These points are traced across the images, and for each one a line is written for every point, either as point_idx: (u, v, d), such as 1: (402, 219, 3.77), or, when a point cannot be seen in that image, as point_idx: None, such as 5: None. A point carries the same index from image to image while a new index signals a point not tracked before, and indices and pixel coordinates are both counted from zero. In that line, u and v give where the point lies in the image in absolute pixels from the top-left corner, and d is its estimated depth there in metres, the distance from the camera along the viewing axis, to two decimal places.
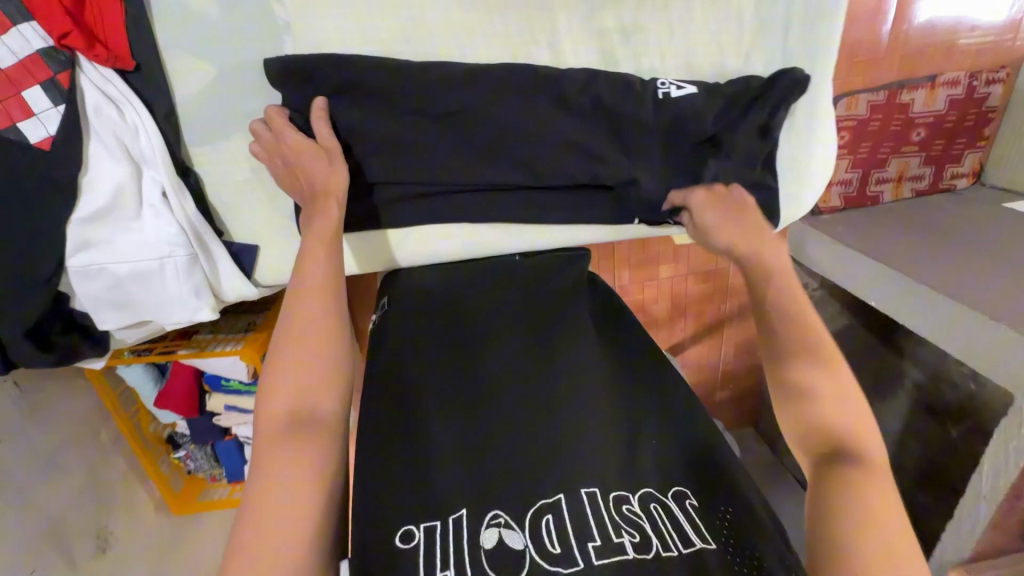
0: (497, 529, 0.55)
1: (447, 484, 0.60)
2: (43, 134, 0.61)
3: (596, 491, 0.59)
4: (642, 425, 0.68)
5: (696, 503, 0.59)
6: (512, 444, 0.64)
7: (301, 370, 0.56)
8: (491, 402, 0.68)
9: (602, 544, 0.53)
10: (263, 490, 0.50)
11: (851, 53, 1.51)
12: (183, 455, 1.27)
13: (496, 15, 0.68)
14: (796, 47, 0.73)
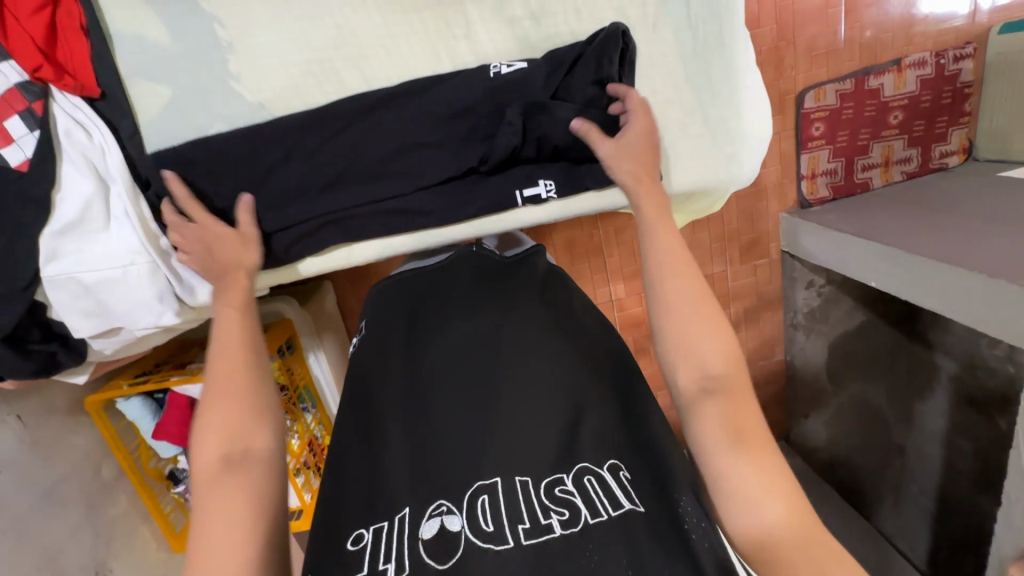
0: (438, 518, 0.53)
1: (390, 475, 0.58)
2: (22, 157, 0.70)
3: (532, 478, 0.56)
4: (591, 400, 0.63)
5: (628, 475, 0.57)
6: (457, 431, 0.61)
7: (225, 415, 0.55)
8: (435, 393, 0.65)
9: (529, 527, 0.51)
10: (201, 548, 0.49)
11: (810, 47, 1.55)
12: (183, 490, 1.28)
13: (413, 14, 0.75)
14: (701, 11, 0.78)
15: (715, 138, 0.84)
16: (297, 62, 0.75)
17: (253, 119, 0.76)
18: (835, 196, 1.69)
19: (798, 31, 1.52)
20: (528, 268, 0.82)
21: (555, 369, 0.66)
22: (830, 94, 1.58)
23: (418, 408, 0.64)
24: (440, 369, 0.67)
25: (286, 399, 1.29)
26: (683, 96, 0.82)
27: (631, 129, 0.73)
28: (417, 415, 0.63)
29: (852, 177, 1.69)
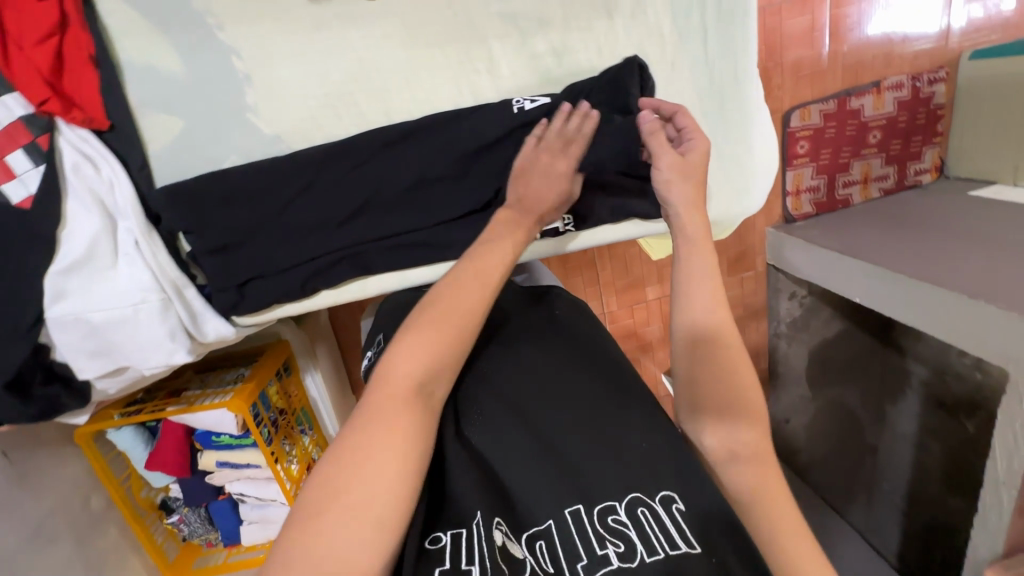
0: (501, 537, 0.50)
1: (459, 484, 0.54)
2: (25, 194, 0.67)
3: (586, 505, 0.53)
4: (633, 418, 0.58)
5: (684, 507, 0.52)
6: (518, 451, 0.57)
7: (430, 348, 0.55)
8: (489, 410, 0.61)
9: (587, 562, 0.49)
10: (352, 462, 0.47)
11: (797, 69, 1.60)
12: (177, 520, 1.24)
13: (436, 49, 0.75)
14: (717, 50, 0.80)
15: (728, 171, 0.86)
16: (315, 95, 0.74)
17: (270, 153, 0.75)
18: (818, 212, 1.76)
19: (785, 52, 1.56)
20: (563, 297, 0.79)
21: (599, 388, 0.62)
22: (815, 113, 1.64)
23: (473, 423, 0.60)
24: (490, 386, 0.64)
25: (285, 424, 1.26)
26: (698, 131, 0.84)
27: (693, 149, 0.67)
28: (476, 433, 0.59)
29: (834, 194, 1.75)
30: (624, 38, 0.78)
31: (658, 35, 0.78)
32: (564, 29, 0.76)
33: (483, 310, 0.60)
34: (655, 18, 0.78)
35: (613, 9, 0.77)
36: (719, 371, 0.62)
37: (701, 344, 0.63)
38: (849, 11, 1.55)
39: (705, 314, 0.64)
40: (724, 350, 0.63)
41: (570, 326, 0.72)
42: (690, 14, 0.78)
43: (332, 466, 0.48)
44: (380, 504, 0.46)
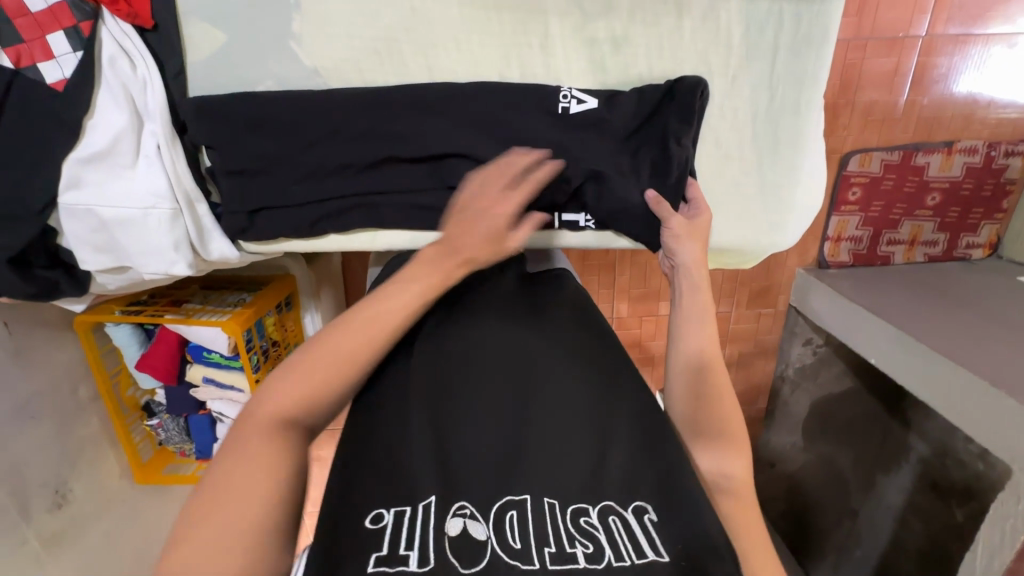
0: (462, 519, 0.47)
1: (414, 466, 0.51)
2: (59, 76, 0.67)
3: (559, 500, 0.50)
4: (613, 436, 0.56)
5: (655, 519, 0.49)
6: (480, 443, 0.54)
7: (328, 378, 0.53)
8: (460, 394, 0.58)
9: (556, 552, 0.46)
10: (216, 495, 0.45)
11: (868, 110, 1.52)
12: (155, 424, 1.27)
13: (491, 12, 0.71)
14: (781, 74, 0.75)
15: (766, 202, 0.82)
16: (361, 38, 0.72)
17: (305, 85, 0.73)
18: (854, 263, 1.68)
19: (859, 92, 1.48)
20: (554, 282, 0.79)
21: (582, 398, 0.60)
22: (875, 161, 1.56)
23: (438, 407, 0.57)
24: (464, 369, 0.61)
25: (275, 356, 1.28)
26: (746, 154, 0.80)
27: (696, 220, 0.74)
28: (441, 414, 0.56)
29: (874, 249, 1.67)
30: (689, 39, 0.73)
31: (726, 45, 0.73)
32: (629, 17, 0.72)
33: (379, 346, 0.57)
34: (726, 25, 0.72)
35: (684, 8, 0.71)
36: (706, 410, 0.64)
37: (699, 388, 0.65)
38: (939, 61, 1.46)
39: (705, 352, 0.67)
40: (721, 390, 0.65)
41: (552, 323, 0.70)
42: (764, 28, 0.73)
43: (200, 496, 0.46)
44: (235, 543, 0.43)
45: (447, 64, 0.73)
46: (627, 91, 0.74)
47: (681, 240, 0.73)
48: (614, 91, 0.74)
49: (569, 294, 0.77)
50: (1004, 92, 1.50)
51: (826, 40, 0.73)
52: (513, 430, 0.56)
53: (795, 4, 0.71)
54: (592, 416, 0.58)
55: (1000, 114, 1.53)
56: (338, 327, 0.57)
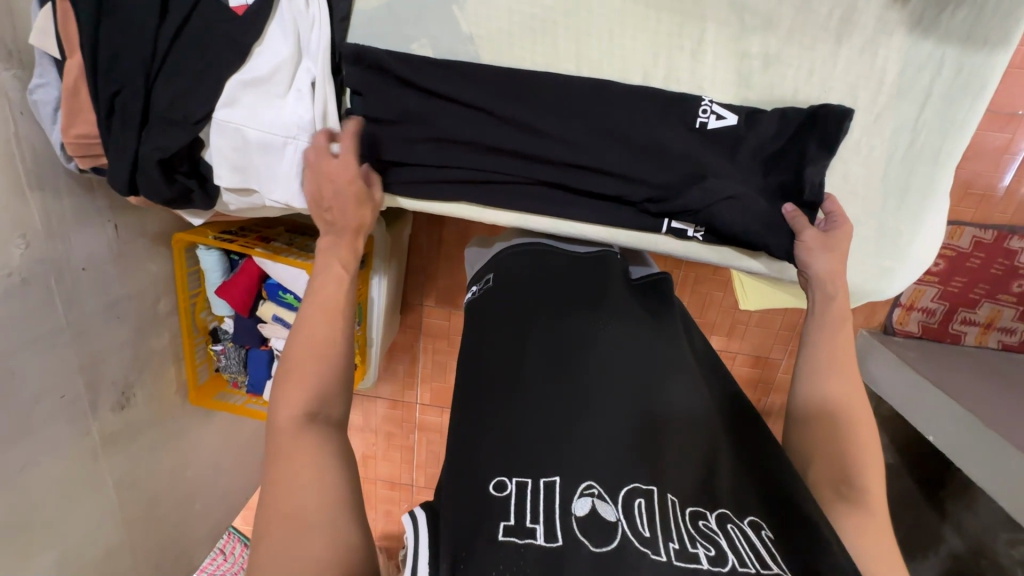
0: (591, 499, 0.45)
1: (533, 441, 0.49)
2: (242, 2, 0.72)
3: (680, 499, 0.48)
4: (720, 458, 0.56)
5: (773, 536, 0.49)
6: (608, 428, 0.51)
7: (313, 372, 0.65)
8: (584, 372, 0.56)
9: (680, 549, 0.44)
10: (285, 470, 0.58)
11: (967, 184, 1.49)
12: (219, 349, 1.32)
13: (652, 9, 0.72)
14: (927, 121, 0.74)
15: (880, 246, 0.80)
16: (521, 14, 0.74)
17: (457, 50, 0.76)
18: (921, 335, 1.62)
19: (962, 164, 1.46)
20: (661, 291, 0.78)
21: (696, 409, 0.58)
22: (966, 237, 1.51)
23: (558, 387, 0.54)
24: (587, 352, 0.59)
25: None
26: (871, 194, 0.78)
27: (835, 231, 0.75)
28: (564, 398, 0.53)
29: (946, 326, 1.61)
30: (840, 70, 0.73)
31: (877, 81, 0.73)
32: (786, 37, 0.72)
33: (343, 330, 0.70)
34: (882, 62, 0.72)
35: (844, 37, 0.71)
36: (829, 449, 0.65)
37: (819, 429, 0.67)
38: None
39: (831, 391, 0.68)
40: (849, 434, 0.66)
41: (666, 327, 0.69)
42: (920, 72, 0.72)
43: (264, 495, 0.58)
44: (316, 502, 0.56)
45: (595, 53, 0.75)
46: (768, 110, 0.74)
47: (815, 252, 0.74)
48: (754, 111, 0.74)
49: (669, 304, 0.75)
50: None
51: (982, 96, 0.72)
52: (637, 423, 0.53)
53: (959, 51, 0.70)
54: (698, 432, 0.56)
55: None
56: (305, 329, 0.68)
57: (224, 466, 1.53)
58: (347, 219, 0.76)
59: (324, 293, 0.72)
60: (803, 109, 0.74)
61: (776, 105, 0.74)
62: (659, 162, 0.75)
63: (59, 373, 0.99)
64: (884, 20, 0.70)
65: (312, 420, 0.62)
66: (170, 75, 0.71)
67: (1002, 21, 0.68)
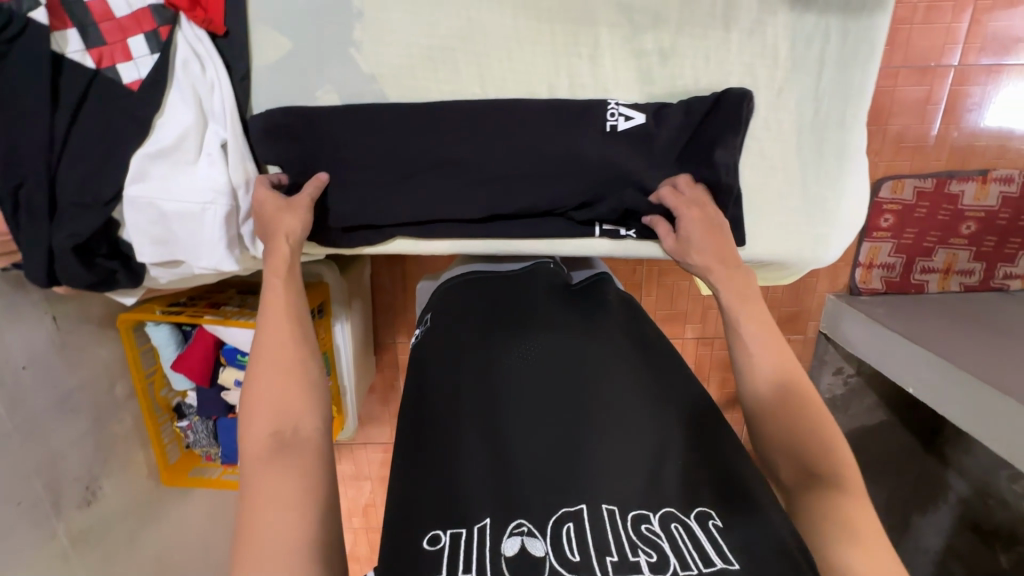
0: (519, 537, 0.45)
1: (467, 478, 0.50)
2: (135, 76, 0.70)
3: (619, 507, 0.48)
4: (669, 443, 0.54)
5: (721, 525, 0.47)
6: (539, 454, 0.52)
7: (278, 388, 0.57)
8: (513, 397, 0.58)
9: (617, 563, 0.44)
10: (255, 508, 0.49)
11: (899, 138, 1.53)
12: (185, 426, 1.28)
13: (544, 23, 0.74)
14: (828, 88, 0.76)
15: (810, 215, 0.82)
16: (419, 47, 0.75)
17: (363, 90, 0.76)
18: (886, 291, 1.65)
19: (890, 120, 1.50)
20: (600, 291, 0.78)
21: (634, 400, 0.58)
22: (908, 188, 1.55)
23: (489, 420, 0.55)
24: (519, 374, 0.60)
25: None
26: (790, 166, 0.80)
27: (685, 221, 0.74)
28: (494, 430, 0.54)
29: (908, 277, 1.64)
30: (735, 53, 0.75)
31: (771, 58, 0.75)
32: (677, 31, 0.74)
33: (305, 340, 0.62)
34: (772, 39, 0.74)
35: (732, 21, 0.73)
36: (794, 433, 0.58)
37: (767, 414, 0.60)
38: (971, 90, 1.47)
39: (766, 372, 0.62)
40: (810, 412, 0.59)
41: (604, 324, 0.70)
42: (809, 44, 0.74)
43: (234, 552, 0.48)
44: (297, 541, 0.48)
45: (498, 72, 0.76)
46: (674, 103, 0.76)
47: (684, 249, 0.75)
48: (660, 105, 0.76)
49: (606, 300, 0.76)
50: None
51: (873, 57, 0.74)
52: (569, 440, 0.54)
53: (841, 19, 0.73)
54: (643, 422, 0.56)
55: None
56: (265, 341, 0.60)
57: (215, 544, 1.48)
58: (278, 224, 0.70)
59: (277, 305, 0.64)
60: (707, 96, 0.76)
61: (681, 97, 0.76)
62: (578, 168, 0.76)
63: (14, 480, 0.94)
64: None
65: (285, 445, 0.53)
66: (72, 160, 0.70)
67: None
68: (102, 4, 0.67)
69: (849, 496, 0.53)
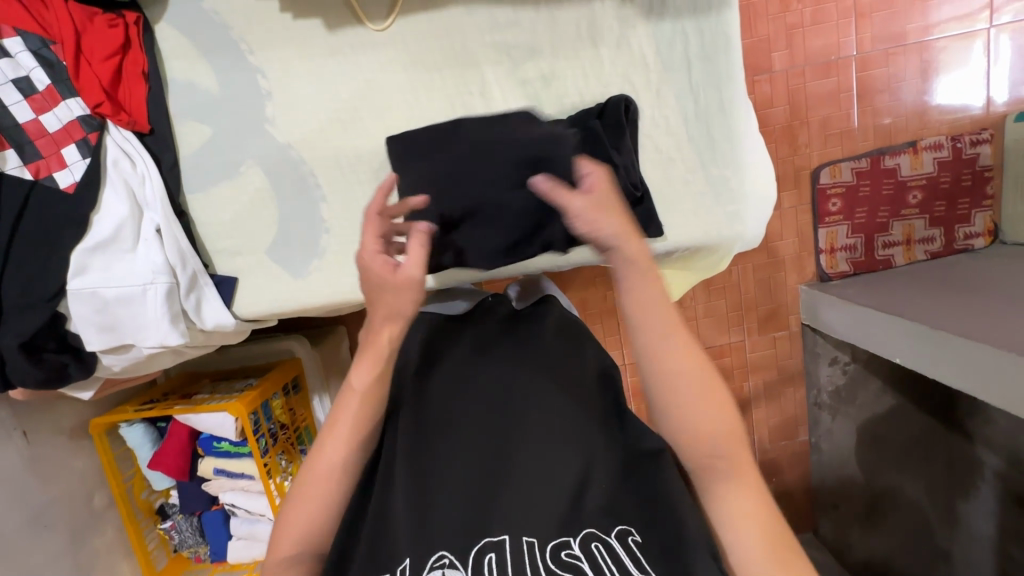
0: (439, 571, 0.55)
1: (393, 524, 0.60)
2: (71, 180, 0.77)
3: (538, 538, 0.56)
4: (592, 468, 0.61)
5: (639, 540, 0.56)
6: (461, 495, 0.61)
7: (319, 509, 0.59)
8: (443, 441, 0.65)
9: None
10: None
11: (824, 126, 1.60)
12: (169, 526, 1.25)
13: (433, 72, 0.82)
14: (700, 80, 0.83)
15: (718, 195, 0.86)
16: (327, 111, 0.83)
17: (282, 157, 0.83)
18: (855, 272, 1.66)
19: (810, 113, 1.59)
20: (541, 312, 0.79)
21: (565, 427, 0.64)
22: (846, 171, 1.61)
23: (419, 465, 0.63)
24: (450, 415, 0.67)
25: (285, 439, 1.29)
26: (687, 154, 0.86)
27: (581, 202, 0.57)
28: (424, 475, 0.63)
29: (872, 254, 1.66)
30: (608, 66, 0.82)
31: (641, 66, 0.83)
32: (552, 57, 0.82)
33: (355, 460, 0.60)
34: (639, 49, 0.82)
35: (598, 41, 0.82)
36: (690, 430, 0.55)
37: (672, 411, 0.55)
38: (877, 73, 1.57)
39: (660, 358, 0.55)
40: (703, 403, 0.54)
41: (537, 350, 0.73)
42: (672, 47, 0.82)
43: None
44: None
45: (401, 121, 0.83)
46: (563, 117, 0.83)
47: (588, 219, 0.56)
48: (552, 122, 0.82)
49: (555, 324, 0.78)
50: (947, 96, 1.59)
51: (734, 46, 0.82)
52: (493, 477, 0.62)
53: (694, 20, 0.81)
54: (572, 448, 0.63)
55: (949, 116, 1.61)
56: (323, 459, 0.59)
57: None
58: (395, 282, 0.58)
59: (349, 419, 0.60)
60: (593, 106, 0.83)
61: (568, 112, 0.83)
62: None
63: None
64: (623, 17, 0.81)
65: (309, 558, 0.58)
66: (15, 264, 0.75)
67: None
68: (35, 124, 0.75)
69: (750, 496, 0.54)
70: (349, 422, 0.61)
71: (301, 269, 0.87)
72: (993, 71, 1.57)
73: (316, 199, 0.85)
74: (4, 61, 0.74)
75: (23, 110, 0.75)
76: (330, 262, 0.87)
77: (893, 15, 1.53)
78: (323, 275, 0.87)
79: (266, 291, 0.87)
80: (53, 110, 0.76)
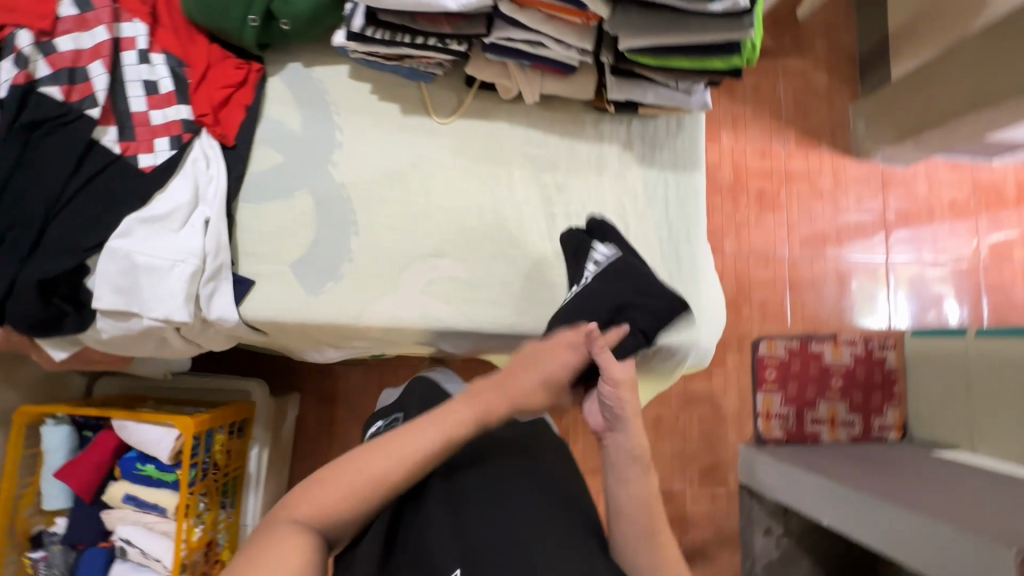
0: None
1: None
2: (151, 163, 0.89)
3: None
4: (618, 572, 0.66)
5: None
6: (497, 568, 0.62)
7: (349, 492, 0.62)
8: (486, 514, 0.68)
9: None
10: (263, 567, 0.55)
11: (763, 306, 1.91)
12: (38, 557, 1.07)
13: (475, 161, 1.04)
14: (674, 217, 1.07)
15: (680, 307, 1.05)
16: (382, 168, 1.01)
17: (333, 192, 0.99)
18: (788, 440, 1.80)
19: (752, 293, 1.91)
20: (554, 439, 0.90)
21: (588, 534, 0.71)
22: (780, 346, 1.81)
23: (461, 534, 0.66)
24: (493, 493, 0.71)
25: (212, 481, 1.20)
26: (658, 268, 1.06)
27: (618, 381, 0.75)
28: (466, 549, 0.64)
29: (802, 427, 1.82)
30: (608, 189, 1.06)
31: (632, 195, 1.07)
32: (567, 173, 1.06)
33: (417, 465, 0.65)
34: (632, 183, 1.07)
35: (603, 170, 1.07)
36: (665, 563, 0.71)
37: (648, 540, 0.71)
38: (804, 274, 1.94)
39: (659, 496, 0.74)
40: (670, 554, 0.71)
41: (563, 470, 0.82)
42: (657, 189, 1.08)
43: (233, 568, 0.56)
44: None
45: (439, 190, 1.02)
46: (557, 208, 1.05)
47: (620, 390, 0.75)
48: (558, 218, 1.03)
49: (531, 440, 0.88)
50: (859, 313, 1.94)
51: (700, 200, 1.09)
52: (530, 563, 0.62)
53: (674, 174, 1.08)
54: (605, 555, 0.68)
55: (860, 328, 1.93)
56: (390, 445, 0.65)
57: None
58: (536, 377, 0.74)
59: (422, 432, 0.66)
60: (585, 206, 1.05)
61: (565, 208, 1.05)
62: None
63: None
64: (624, 159, 1.08)
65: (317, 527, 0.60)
66: (69, 213, 0.82)
67: (690, 157, 1.09)
68: (143, 114, 0.90)
69: None
70: (419, 442, 0.65)
71: (316, 287, 0.96)
72: (893, 301, 1.95)
73: (349, 232, 0.99)
74: (143, 65, 0.90)
75: (139, 102, 0.90)
76: (343, 287, 0.97)
77: (815, 235, 1.96)
78: (334, 298, 0.96)
79: (278, 298, 0.95)
80: (163, 109, 0.91)
